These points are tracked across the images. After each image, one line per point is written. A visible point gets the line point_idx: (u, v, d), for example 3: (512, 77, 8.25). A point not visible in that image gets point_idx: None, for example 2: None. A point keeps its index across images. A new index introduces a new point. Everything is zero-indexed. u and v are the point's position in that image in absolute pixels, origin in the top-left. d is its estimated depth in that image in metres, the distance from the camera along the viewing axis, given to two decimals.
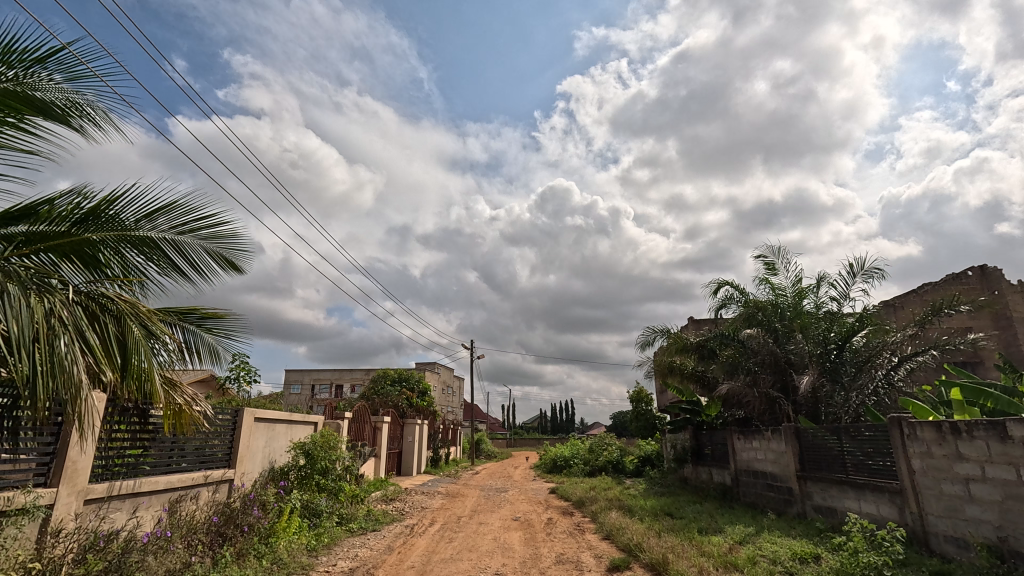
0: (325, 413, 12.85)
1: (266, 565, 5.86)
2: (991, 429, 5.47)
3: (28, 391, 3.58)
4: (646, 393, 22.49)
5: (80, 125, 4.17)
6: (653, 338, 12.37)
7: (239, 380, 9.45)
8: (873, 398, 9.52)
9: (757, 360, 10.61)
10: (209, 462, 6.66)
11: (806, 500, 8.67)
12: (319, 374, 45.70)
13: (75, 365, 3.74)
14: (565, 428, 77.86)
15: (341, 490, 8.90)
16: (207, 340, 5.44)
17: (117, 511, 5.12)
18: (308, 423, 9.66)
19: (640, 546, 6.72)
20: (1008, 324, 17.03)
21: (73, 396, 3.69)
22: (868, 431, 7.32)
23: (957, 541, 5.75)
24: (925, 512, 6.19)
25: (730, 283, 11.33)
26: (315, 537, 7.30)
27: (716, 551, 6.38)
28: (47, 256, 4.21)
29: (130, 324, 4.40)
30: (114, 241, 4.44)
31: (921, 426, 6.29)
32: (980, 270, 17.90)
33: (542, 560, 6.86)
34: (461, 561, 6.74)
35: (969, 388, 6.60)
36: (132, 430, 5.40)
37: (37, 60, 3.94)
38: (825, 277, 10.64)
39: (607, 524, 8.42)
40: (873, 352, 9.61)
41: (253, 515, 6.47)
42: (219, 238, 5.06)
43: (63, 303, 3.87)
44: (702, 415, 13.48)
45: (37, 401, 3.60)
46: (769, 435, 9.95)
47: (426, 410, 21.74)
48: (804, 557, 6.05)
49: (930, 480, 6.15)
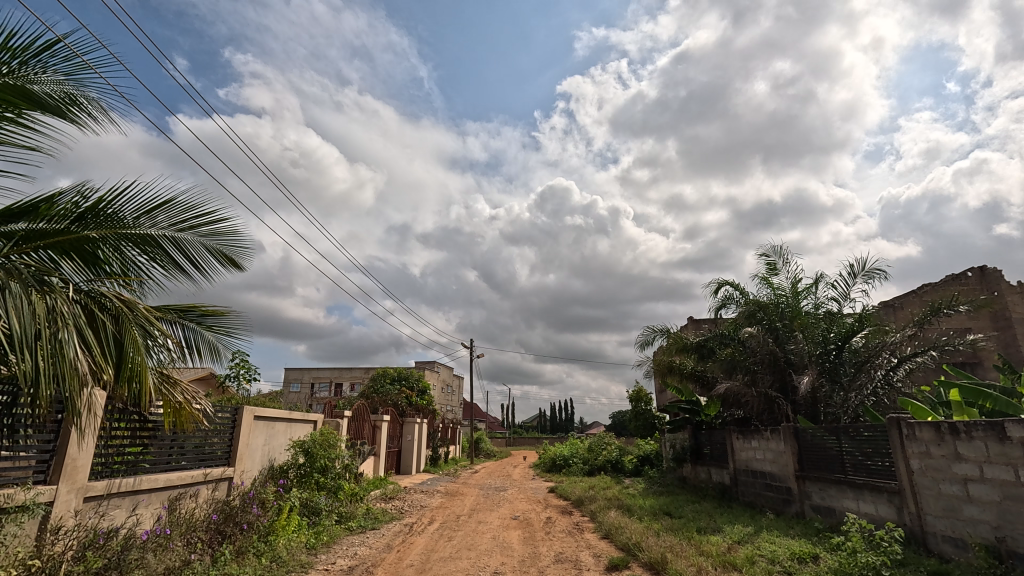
0: (325, 412, 12.84)
1: (265, 563, 5.86)
2: (989, 429, 5.48)
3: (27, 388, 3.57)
4: (645, 392, 22.57)
5: (79, 119, 4.17)
6: (652, 338, 12.38)
7: (238, 379, 9.46)
8: (872, 398, 9.57)
9: (756, 360, 10.57)
10: (209, 460, 6.68)
11: (805, 500, 8.68)
12: (320, 373, 45.77)
13: (71, 363, 3.73)
14: (564, 428, 78.04)
15: (340, 488, 8.92)
16: (208, 337, 5.44)
17: (116, 508, 5.13)
18: (308, 421, 9.66)
19: (638, 545, 6.75)
20: (1007, 324, 17.05)
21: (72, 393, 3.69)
22: (867, 431, 7.32)
23: (956, 541, 5.75)
24: (924, 511, 6.21)
25: (730, 282, 11.32)
26: (315, 535, 7.31)
27: (715, 551, 6.39)
28: (46, 253, 4.20)
29: (128, 325, 4.38)
30: (114, 238, 4.45)
31: (921, 426, 6.29)
32: (979, 270, 17.93)
33: (542, 559, 6.87)
34: (459, 560, 6.75)
35: (968, 388, 6.58)
36: (131, 428, 5.40)
37: (35, 53, 3.93)
38: (825, 276, 10.57)
39: (607, 523, 8.42)
40: (872, 352, 9.59)
41: (252, 512, 6.50)
42: (219, 235, 5.06)
43: (63, 302, 3.86)
44: (701, 414, 13.50)
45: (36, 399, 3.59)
46: (768, 435, 9.96)
47: (426, 410, 21.80)
48: (802, 556, 6.06)
49: (929, 480, 6.15)
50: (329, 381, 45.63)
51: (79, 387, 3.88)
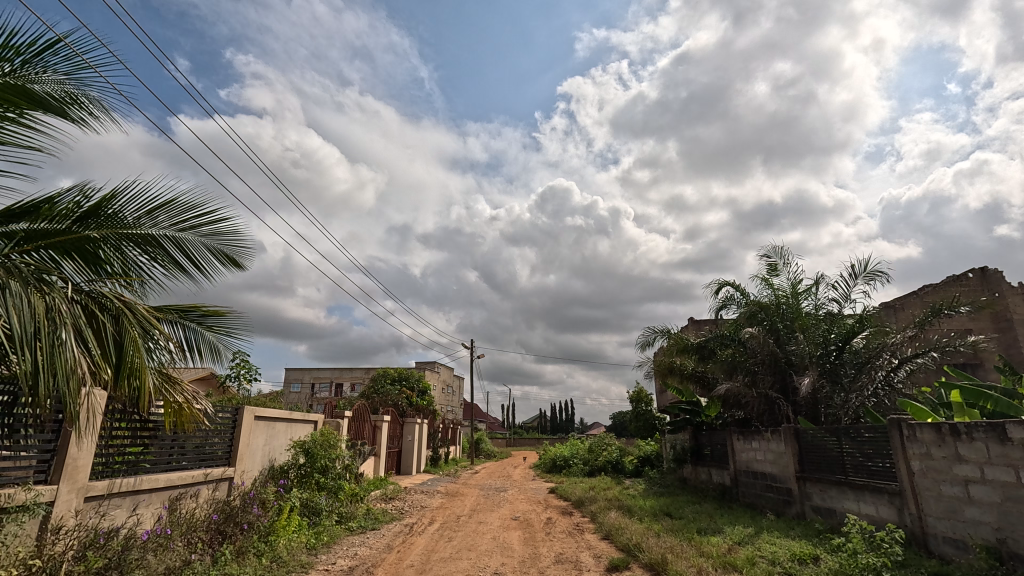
0: (325, 412, 12.85)
1: (265, 564, 5.86)
2: (990, 430, 5.47)
3: (27, 386, 3.58)
4: (646, 393, 22.57)
5: (80, 118, 4.17)
6: (653, 338, 12.38)
7: (239, 379, 9.46)
8: (873, 399, 9.55)
9: (756, 361, 10.58)
10: (209, 460, 6.68)
11: (805, 501, 8.67)
12: (320, 373, 45.80)
13: (71, 362, 3.74)
14: (564, 428, 78.01)
15: (340, 489, 8.91)
16: (208, 337, 5.44)
17: (116, 508, 5.13)
18: (308, 421, 9.66)
19: (638, 546, 6.75)
20: (1008, 326, 17.03)
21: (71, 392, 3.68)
22: (868, 432, 7.31)
23: (957, 543, 5.75)
24: (925, 513, 6.20)
25: (730, 283, 11.32)
26: (315, 535, 7.31)
27: (715, 552, 6.38)
28: (47, 253, 4.21)
29: (128, 325, 4.39)
30: (115, 238, 4.46)
31: (921, 428, 6.29)
32: (981, 272, 17.90)
33: (542, 559, 6.87)
34: (460, 561, 6.75)
35: (969, 389, 6.57)
36: (132, 428, 5.40)
37: (35, 52, 3.93)
38: (826, 278, 10.68)
39: (607, 523, 8.41)
40: (873, 353, 9.58)
41: (253, 513, 6.50)
42: (220, 234, 5.06)
43: (63, 301, 3.86)
44: (702, 415, 13.49)
45: (35, 397, 3.59)
46: (768, 436, 9.96)
47: (426, 410, 21.81)
48: (803, 557, 6.06)
49: (930, 481, 6.14)
50: (330, 381, 45.65)
51: (79, 386, 3.89)
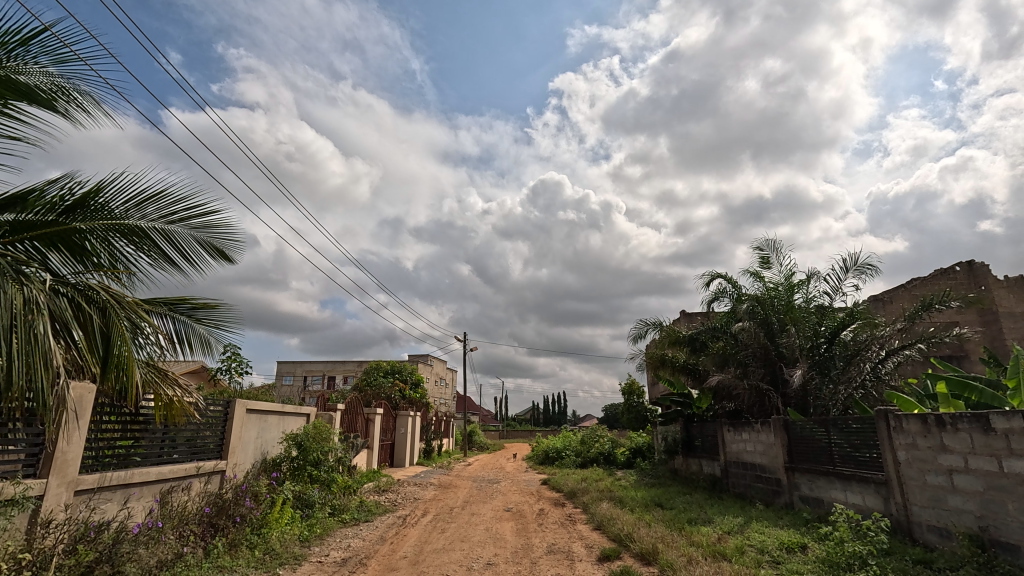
0: (318, 404, 12.80)
1: (257, 556, 5.90)
2: (975, 421, 5.56)
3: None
4: (638, 385, 22.72)
5: (68, 111, 4.12)
6: (644, 330, 12.44)
7: (230, 372, 9.40)
8: (860, 391, 9.72)
9: (747, 353, 10.70)
10: (201, 453, 6.66)
11: (794, 491, 8.81)
12: (314, 366, 45.87)
13: (50, 354, 3.65)
14: (558, 420, 78.11)
15: (333, 481, 8.92)
16: (199, 330, 5.42)
17: (107, 502, 5.10)
18: (301, 415, 9.65)
19: (630, 536, 6.82)
20: (994, 318, 17.34)
21: (46, 387, 3.59)
22: (855, 423, 7.42)
23: (939, 531, 5.89)
24: (910, 502, 6.33)
25: (722, 275, 11.38)
26: (308, 527, 7.33)
27: (705, 541, 6.48)
28: (33, 245, 4.14)
29: (116, 317, 4.35)
30: (103, 230, 4.38)
31: (907, 419, 6.39)
32: (967, 265, 18.14)
33: (534, 550, 6.93)
34: (453, 552, 6.79)
35: (955, 381, 6.69)
36: (123, 421, 5.37)
37: (21, 43, 3.86)
38: (816, 273, 10.71)
39: (598, 515, 8.49)
40: (862, 345, 9.82)
41: (245, 506, 6.49)
42: (211, 227, 5.04)
43: (43, 293, 3.78)
44: (694, 407, 13.25)
45: (8, 391, 3.45)
46: (758, 427, 10.08)
47: (418, 402, 22.14)
48: (790, 545, 6.16)
49: (915, 471, 6.27)
50: (322, 373, 45.60)
51: (56, 379, 3.78)
